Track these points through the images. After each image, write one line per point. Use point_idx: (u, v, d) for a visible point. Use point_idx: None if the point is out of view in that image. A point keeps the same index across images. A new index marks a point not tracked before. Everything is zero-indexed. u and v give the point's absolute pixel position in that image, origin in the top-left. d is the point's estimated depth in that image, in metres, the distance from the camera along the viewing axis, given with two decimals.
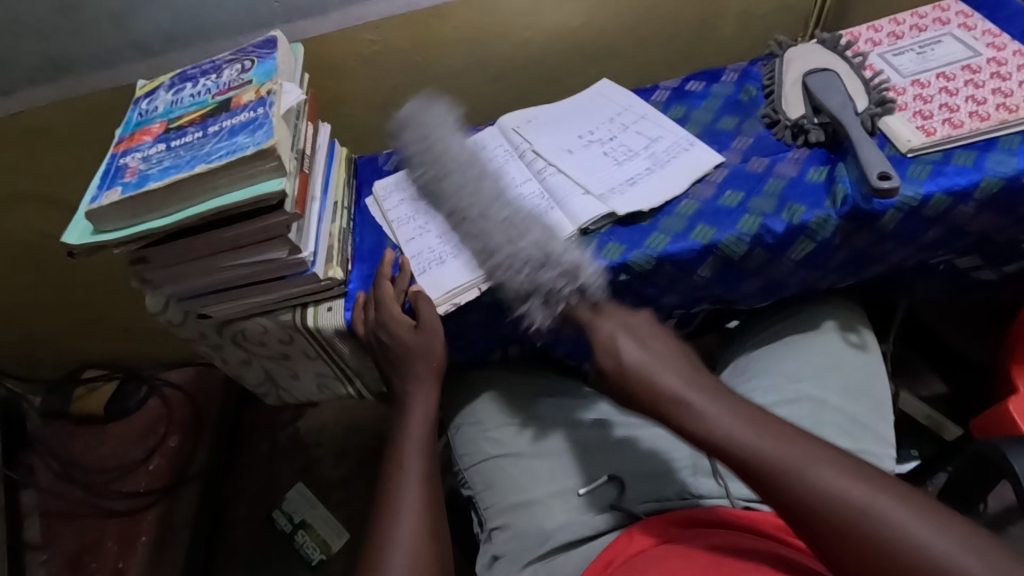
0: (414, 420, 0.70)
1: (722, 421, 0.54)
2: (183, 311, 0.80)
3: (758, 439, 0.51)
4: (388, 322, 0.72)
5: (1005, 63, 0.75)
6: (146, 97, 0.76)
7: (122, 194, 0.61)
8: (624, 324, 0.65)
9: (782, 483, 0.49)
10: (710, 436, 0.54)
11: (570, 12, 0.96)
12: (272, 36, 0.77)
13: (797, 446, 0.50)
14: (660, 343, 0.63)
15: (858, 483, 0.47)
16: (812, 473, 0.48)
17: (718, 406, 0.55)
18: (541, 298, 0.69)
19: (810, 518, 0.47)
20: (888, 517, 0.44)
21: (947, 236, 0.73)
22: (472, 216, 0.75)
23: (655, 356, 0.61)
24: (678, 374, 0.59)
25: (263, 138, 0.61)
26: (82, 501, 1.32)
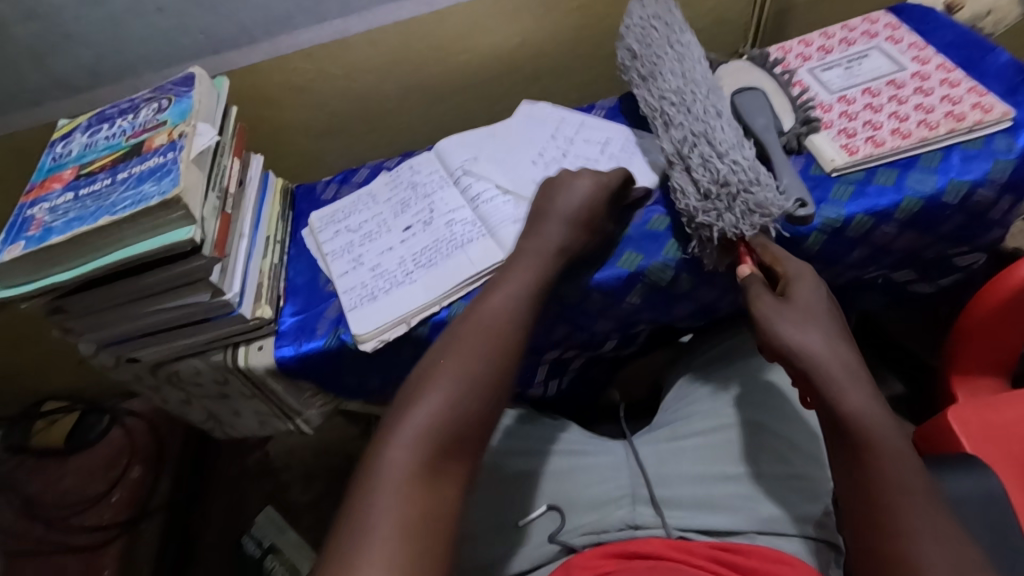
0: (517, 295, 0.64)
1: (878, 415, 0.53)
2: (114, 356, 0.78)
3: (900, 459, 0.51)
4: (562, 193, 0.71)
5: (928, 78, 0.75)
6: (61, 141, 0.74)
7: (24, 250, 0.59)
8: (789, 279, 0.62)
9: (886, 503, 0.49)
10: (852, 409, 0.53)
11: (506, 32, 0.95)
12: (190, 73, 0.75)
13: (922, 486, 0.50)
14: (838, 313, 0.61)
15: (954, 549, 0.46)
16: (919, 511, 0.48)
17: (878, 402, 0.54)
18: (745, 203, 0.63)
19: (877, 532, 0.49)
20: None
21: (874, 255, 0.73)
22: (679, 107, 0.72)
23: (822, 322, 0.58)
24: (840, 353, 0.56)
25: (169, 186, 0.60)
26: (44, 538, 1.31)
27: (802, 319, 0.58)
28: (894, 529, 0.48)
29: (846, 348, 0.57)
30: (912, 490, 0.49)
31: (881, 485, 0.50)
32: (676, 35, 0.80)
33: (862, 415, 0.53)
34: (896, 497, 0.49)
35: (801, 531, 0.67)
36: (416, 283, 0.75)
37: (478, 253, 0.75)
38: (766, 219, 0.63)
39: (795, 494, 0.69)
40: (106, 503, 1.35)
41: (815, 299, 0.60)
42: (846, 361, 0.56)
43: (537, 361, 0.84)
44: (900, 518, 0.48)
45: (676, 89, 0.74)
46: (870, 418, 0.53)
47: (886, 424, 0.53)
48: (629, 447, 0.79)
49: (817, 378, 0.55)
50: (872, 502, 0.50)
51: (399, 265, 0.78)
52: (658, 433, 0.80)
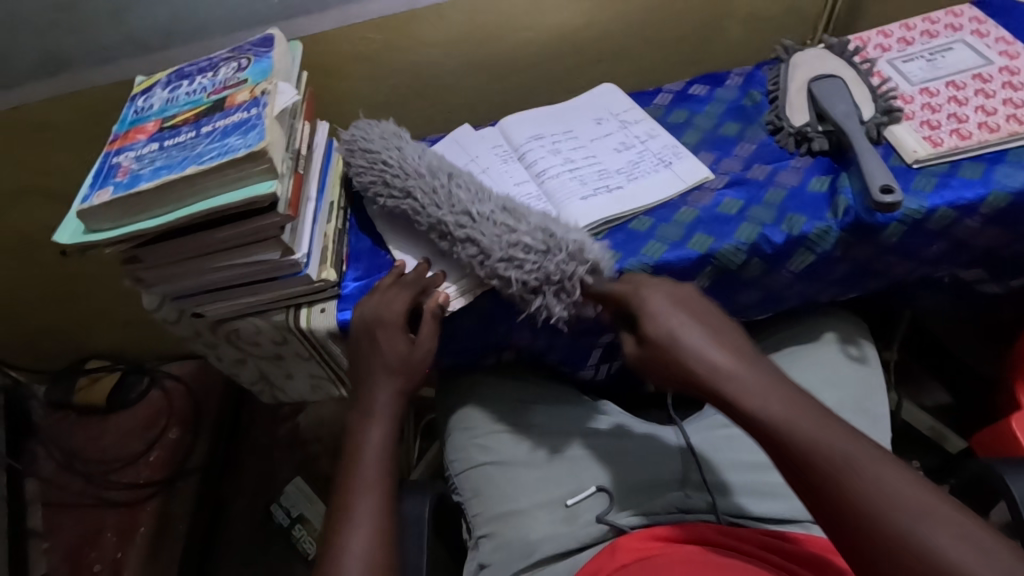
0: (368, 455, 0.63)
1: (777, 407, 0.49)
2: (178, 310, 0.80)
3: (814, 429, 0.47)
4: (376, 346, 0.69)
5: (1017, 73, 0.73)
6: (142, 95, 0.76)
7: (113, 194, 0.61)
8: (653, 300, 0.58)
9: (841, 490, 0.44)
10: (756, 414, 0.49)
11: (573, 11, 0.95)
12: (269, 34, 0.76)
13: (851, 442, 0.46)
14: (701, 305, 0.57)
15: (915, 494, 0.43)
16: (873, 478, 0.44)
17: (775, 389, 0.50)
18: (554, 288, 0.67)
19: (851, 532, 0.44)
20: (932, 535, 0.41)
21: (952, 250, 0.71)
22: (452, 219, 0.71)
23: (701, 336, 0.54)
24: (727, 354, 0.52)
25: (255, 140, 0.61)
26: (83, 491, 1.33)
27: (677, 345, 0.53)
28: (867, 525, 0.43)
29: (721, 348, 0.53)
30: (843, 461, 0.45)
31: (822, 473, 0.45)
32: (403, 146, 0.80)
33: (765, 419, 0.48)
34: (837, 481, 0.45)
35: None
36: None
37: None
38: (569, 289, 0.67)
39: None
40: (144, 461, 1.36)
41: (675, 316, 0.55)
42: (727, 367, 0.51)
43: (592, 342, 0.83)
44: (863, 500, 0.43)
45: (426, 207, 0.73)
46: (772, 420, 0.48)
47: (782, 415, 0.48)
48: (680, 432, 0.77)
49: (722, 392, 0.51)
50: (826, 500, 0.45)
51: None
52: (711, 420, 0.77)
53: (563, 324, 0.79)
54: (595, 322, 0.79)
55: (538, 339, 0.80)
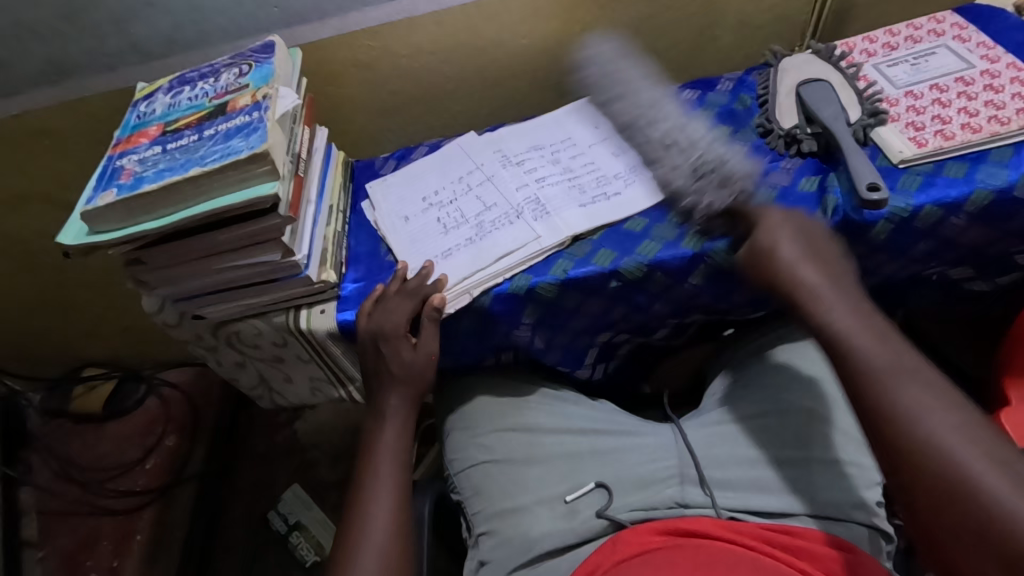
0: (382, 456, 0.68)
1: (850, 322, 0.58)
2: (178, 313, 0.80)
3: (879, 347, 0.55)
4: (381, 357, 0.72)
5: (998, 76, 0.75)
6: (144, 100, 0.77)
7: (117, 196, 0.62)
8: (799, 228, 0.66)
9: (890, 398, 0.52)
10: (833, 323, 0.59)
11: (567, 19, 0.97)
12: (270, 41, 0.78)
13: (913, 363, 0.54)
14: (822, 241, 0.66)
15: (956, 415, 0.50)
16: (927, 397, 0.51)
17: (857, 314, 0.59)
18: (717, 181, 0.71)
19: (881, 419, 0.52)
20: (955, 440, 0.48)
21: (939, 248, 0.73)
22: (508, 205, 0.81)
23: (805, 252, 0.65)
24: (819, 271, 0.63)
25: (258, 142, 0.62)
26: (79, 500, 1.32)
27: (779, 260, 0.64)
28: (901, 425, 0.51)
29: (820, 273, 0.63)
30: (897, 371, 0.53)
31: (876, 378, 0.54)
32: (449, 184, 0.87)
33: (843, 329, 0.58)
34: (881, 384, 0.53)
35: (858, 518, 0.64)
36: (492, 242, 0.77)
37: (466, 259, 0.76)
38: (738, 185, 0.70)
39: (844, 480, 0.67)
40: (141, 469, 1.35)
41: (783, 238, 0.66)
42: (817, 281, 0.62)
43: (588, 342, 0.84)
44: (897, 404, 0.52)
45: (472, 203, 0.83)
46: (845, 329, 0.58)
47: (858, 331, 0.57)
48: (677, 429, 0.77)
49: (803, 298, 0.62)
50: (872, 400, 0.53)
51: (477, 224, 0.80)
52: (708, 418, 0.77)
53: (561, 324, 0.80)
54: (591, 322, 0.80)
55: (536, 339, 0.81)
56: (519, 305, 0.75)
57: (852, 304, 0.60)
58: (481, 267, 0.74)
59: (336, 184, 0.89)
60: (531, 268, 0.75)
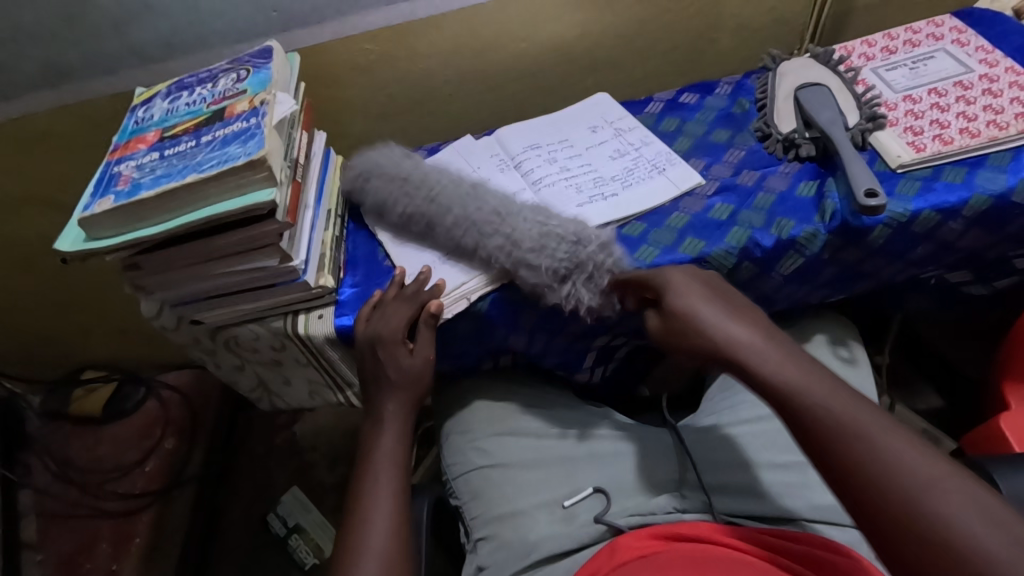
0: (379, 461, 0.67)
1: (796, 373, 0.51)
2: (177, 317, 0.80)
3: (832, 397, 0.49)
4: (377, 358, 0.72)
5: (997, 80, 0.75)
6: (142, 105, 0.77)
7: (114, 203, 0.62)
8: (708, 285, 0.61)
9: (843, 462, 0.46)
10: (777, 379, 0.52)
11: (566, 22, 0.97)
12: (268, 46, 0.77)
13: (869, 411, 0.47)
14: (731, 293, 0.61)
15: (930, 462, 0.44)
16: (882, 442, 0.45)
17: (802, 362, 0.52)
18: (584, 276, 0.69)
19: (857, 486, 0.45)
20: (943, 502, 0.41)
21: (938, 252, 0.73)
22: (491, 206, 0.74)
23: (730, 310, 0.58)
24: (752, 328, 0.56)
25: (254, 148, 0.62)
26: (78, 502, 1.32)
27: (695, 317, 0.57)
28: (862, 486, 0.45)
29: (745, 324, 0.56)
30: (857, 424, 0.47)
31: (826, 433, 0.47)
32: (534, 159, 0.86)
33: (779, 382, 0.51)
34: (848, 444, 0.46)
35: (856, 522, 0.65)
36: (489, 246, 0.76)
37: (463, 264, 0.76)
38: (587, 270, 0.69)
39: None
40: (140, 471, 1.35)
41: (699, 296, 0.59)
42: (747, 339, 0.55)
43: (587, 346, 0.85)
44: (871, 463, 0.45)
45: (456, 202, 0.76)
46: (793, 385, 0.51)
47: (795, 377, 0.51)
48: (674, 432, 0.78)
49: (741, 356, 0.54)
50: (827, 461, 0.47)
51: None
52: (708, 420, 0.77)
53: (559, 328, 0.80)
54: (590, 327, 0.80)
55: (535, 343, 0.81)
56: (517, 310, 0.75)
57: (789, 355, 0.54)
58: (479, 272, 0.74)
59: (334, 187, 0.88)
60: None
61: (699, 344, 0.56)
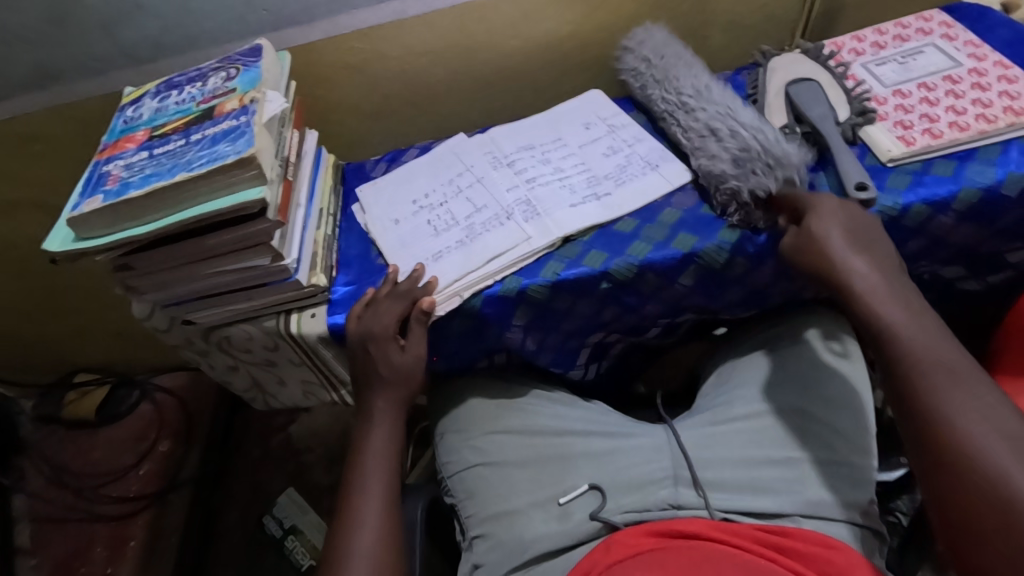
0: (370, 460, 0.67)
1: (907, 318, 0.57)
2: (169, 318, 0.80)
3: (939, 345, 0.54)
4: (369, 355, 0.72)
5: (986, 74, 0.76)
6: (132, 105, 0.77)
7: (103, 202, 0.62)
8: (859, 228, 0.64)
9: (928, 396, 0.52)
10: (884, 316, 0.58)
11: (558, 20, 0.97)
12: (258, 44, 0.77)
13: (978, 372, 0.52)
14: (874, 234, 0.64)
15: (1009, 425, 0.48)
16: (967, 394, 0.51)
17: (920, 316, 0.57)
18: (767, 163, 0.69)
19: (926, 415, 0.52)
20: (1005, 449, 0.47)
21: (929, 246, 0.73)
22: (482, 218, 0.79)
23: (860, 246, 0.63)
24: (873, 266, 0.61)
25: (244, 146, 0.62)
26: (72, 506, 1.31)
27: (822, 251, 0.63)
28: (936, 418, 0.51)
29: (866, 263, 0.62)
30: (956, 374, 0.52)
31: (919, 371, 0.54)
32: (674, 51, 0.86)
33: (886, 319, 0.58)
34: (935, 386, 0.52)
35: (847, 517, 0.65)
36: (479, 246, 0.76)
37: (455, 262, 0.75)
38: (788, 171, 0.68)
39: (838, 481, 0.67)
40: (135, 475, 1.35)
41: (835, 224, 0.64)
42: (871, 277, 0.61)
43: (581, 343, 0.85)
44: (948, 408, 0.51)
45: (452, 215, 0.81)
46: (904, 326, 0.57)
47: (903, 320, 0.57)
48: (671, 430, 0.77)
49: (852, 289, 0.61)
50: (913, 389, 0.53)
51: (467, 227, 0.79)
52: (703, 417, 0.77)
53: (553, 326, 0.80)
54: (583, 324, 0.80)
55: (529, 341, 0.81)
56: (510, 307, 0.75)
57: (909, 302, 0.59)
58: (471, 269, 0.74)
59: (326, 187, 0.88)
60: (522, 269, 0.74)
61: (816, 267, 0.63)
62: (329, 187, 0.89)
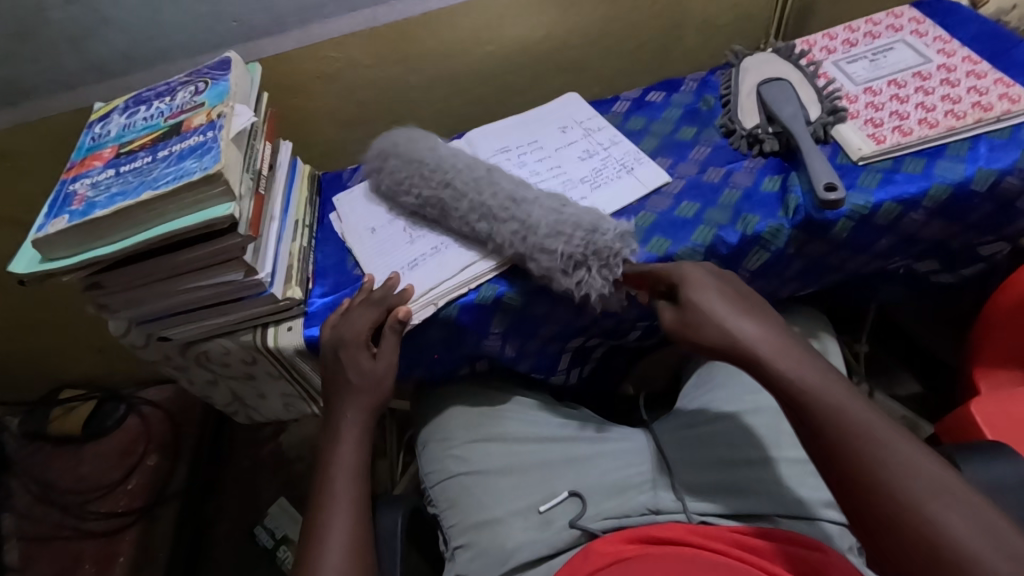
0: (338, 474, 0.66)
1: (810, 375, 0.53)
2: (144, 335, 0.79)
3: (844, 398, 0.51)
4: (342, 366, 0.71)
5: (954, 70, 0.76)
6: (99, 121, 0.76)
7: (68, 222, 0.61)
8: (733, 287, 0.61)
9: (855, 464, 0.48)
10: (791, 385, 0.53)
11: (531, 24, 0.96)
12: (226, 57, 0.76)
13: (879, 416, 0.50)
14: (741, 289, 0.62)
15: (933, 474, 0.46)
16: (888, 450, 0.48)
17: (817, 368, 0.54)
18: (599, 262, 0.67)
19: (860, 498, 0.48)
20: (944, 510, 0.45)
21: (902, 243, 0.74)
22: None
23: (734, 307, 0.59)
24: (758, 326, 0.57)
25: (210, 162, 0.61)
26: (59, 524, 1.30)
27: (709, 322, 0.58)
28: (872, 493, 0.47)
29: (755, 324, 0.57)
30: (868, 433, 0.49)
31: (842, 439, 0.49)
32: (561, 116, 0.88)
33: (794, 380, 0.53)
34: (853, 456, 0.48)
35: (830, 516, 0.65)
36: (456, 252, 0.76)
37: (429, 271, 0.75)
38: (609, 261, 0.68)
39: (817, 479, 0.68)
40: (122, 490, 1.34)
41: (711, 290, 0.60)
42: (761, 337, 0.56)
43: (562, 348, 0.84)
44: (883, 479, 0.47)
45: (430, 222, 0.81)
46: (805, 386, 0.52)
47: (802, 376, 0.53)
48: (649, 433, 0.78)
49: (754, 363, 0.55)
50: (834, 468, 0.49)
51: (445, 234, 0.79)
52: (677, 421, 0.77)
53: (531, 332, 0.80)
54: (562, 328, 0.80)
55: (508, 347, 0.81)
56: (487, 314, 0.75)
57: (798, 358, 0.55)
58: (447, 277, 0.74)
59: (302, 196, 0.88)
60: (498, 276, 0.74)
61: (723, 346, 0.57)
62: (304, 197, 0.88)
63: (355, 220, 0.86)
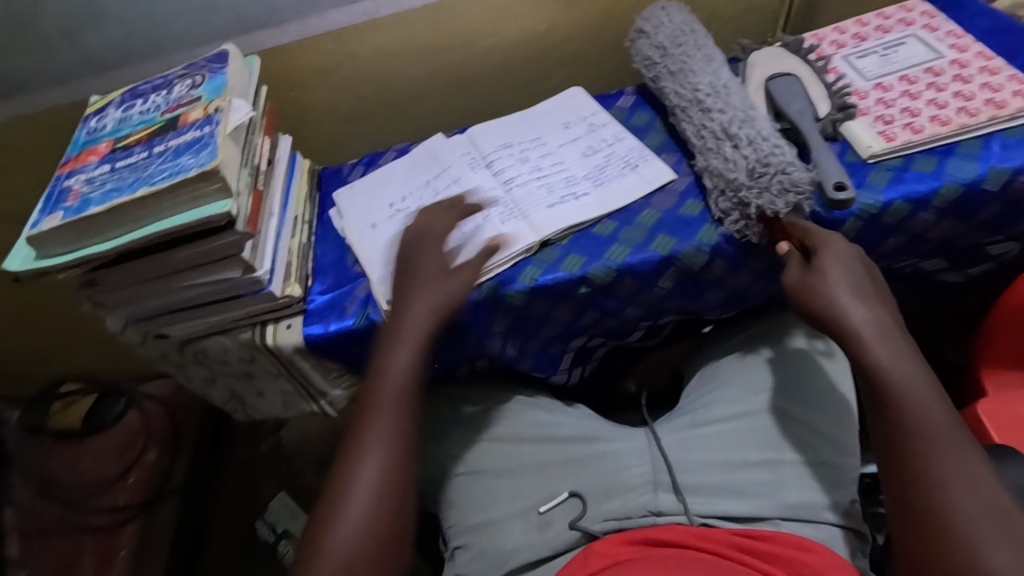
0: (372, 434, 0.61)
1: (906, 373, 0.56)
2: (142, 333, 0.78)
3: (935, 404, 0.54)
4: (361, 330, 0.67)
5: (967, 65, 0.75)
6: (95, 115, 0.75)
7: (63, 219, 0.60)
8: (855, 266, 0.62)
9: (916, 464, 0.52)
10: (885, 371, 0.56)
11: (534, 17, 0.95)
12: (224, 50, 0.75)
13: (958, 432, 0.53)
14: (870, 275, 0.63)
15: (990, 501, 0.49)
16: (955, 458, 0.51)
17: (919, 372, 0.56)
18: (781, 184, 0.66)
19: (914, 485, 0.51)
20: (992, 529, 0.48)
21: (909, 243, 0.72)
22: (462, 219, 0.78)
23: (855, 288, 0.61)
24: (869, 313, 0.59)
25: (207, 158, 0.60)
26: (60, 518, 1.27)
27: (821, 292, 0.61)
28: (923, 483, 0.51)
29: (869, 312, 0.59)
30: (942, 437, 0.52)
31: (914, 438, 0.53)
32: (691, 41, 0.82)
33: (889, 372, 0.56)
34: (924, 451, 0.52)
35: (830, 519, 0.65)
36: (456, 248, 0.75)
37: None
38: (800, 195, 0.66)
39: (818, 485, 0.67)
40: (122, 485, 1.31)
41: (836, 265, 0.62)
42: (868, 322, 0.59)
43: (563, 347, 0.84)
44: (939, 479, 0.51)
45: None
46: (900, 379, 0.56)
47: (894, 368, 0.56)
48: (651, 433, 0.76)
49: (849, 343, 0.59)
50: (898, 450, 0.54)
51: None
52: (679, 422, 0.76)
53: (532, 331, 0.79)
54: (564, 328, 0.79)
55: (509, 346, 0.80)
56: (488, 313, 0.74)
57: (902, 354, 0.57)
58: None
59: (301, 192, 0.87)
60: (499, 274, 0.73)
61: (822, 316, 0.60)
62: (302, 193, 0.87)
63: (355, 216, 0.84)
